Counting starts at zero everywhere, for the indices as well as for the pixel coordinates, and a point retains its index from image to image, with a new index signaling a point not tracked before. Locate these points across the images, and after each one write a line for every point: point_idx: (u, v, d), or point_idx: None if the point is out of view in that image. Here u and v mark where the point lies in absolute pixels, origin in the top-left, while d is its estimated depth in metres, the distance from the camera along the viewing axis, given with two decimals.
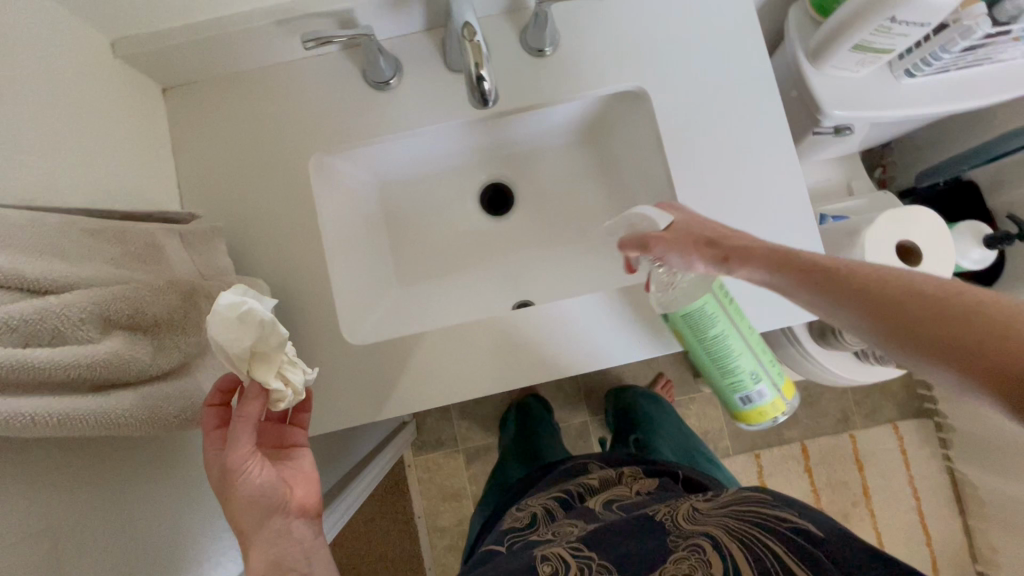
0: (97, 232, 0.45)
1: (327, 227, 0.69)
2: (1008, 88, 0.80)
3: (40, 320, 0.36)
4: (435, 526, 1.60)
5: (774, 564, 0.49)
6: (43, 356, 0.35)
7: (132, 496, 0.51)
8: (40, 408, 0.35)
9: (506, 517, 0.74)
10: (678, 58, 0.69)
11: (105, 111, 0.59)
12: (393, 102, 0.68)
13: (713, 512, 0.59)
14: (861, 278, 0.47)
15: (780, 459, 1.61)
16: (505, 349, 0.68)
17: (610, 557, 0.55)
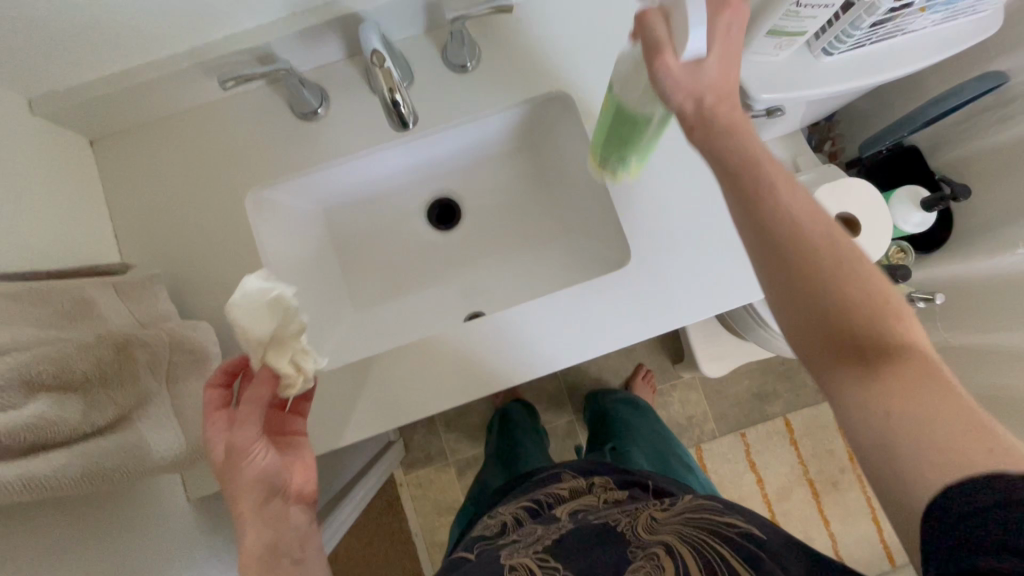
0: (21, 295, 0.45)
1: (269, 263, 0.69)
2: (921, 56, 0.84)
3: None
4: (433, 542, 1.59)
5: (721, 566, 0.50)
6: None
7: (81, 554, 0.50)
8: None
9: (478, 526, 0.75)
10: (597, 62, 0.70)
11: (29, 171, 0.59)
12: (323, 131, 0.69)
13: (672, 520, 0.60)
14: (771, 194, 0.47)
15: (765, 435, 1.64)
16: (457, 366, 0.69)
17: (574, 568, 0.56)
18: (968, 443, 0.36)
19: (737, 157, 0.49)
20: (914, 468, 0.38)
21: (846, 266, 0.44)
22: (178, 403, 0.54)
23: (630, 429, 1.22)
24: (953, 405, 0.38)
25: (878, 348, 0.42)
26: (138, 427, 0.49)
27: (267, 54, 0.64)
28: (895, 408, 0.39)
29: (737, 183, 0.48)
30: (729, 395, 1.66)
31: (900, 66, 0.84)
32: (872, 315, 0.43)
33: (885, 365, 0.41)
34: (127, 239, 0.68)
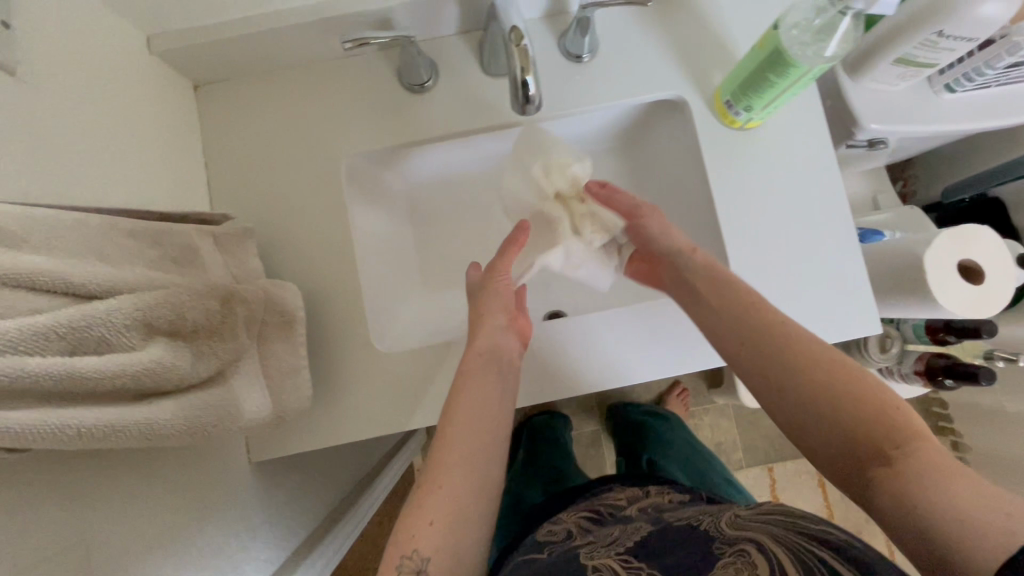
0: (139, 233, 0.43)
1: (358, 234, 0.67)
2: (819, 137, 0.67)
3: (33, 274, 0.31)
4: None
5: (814, 567, 0.43)
6: (43, 321, 0.30)
7: (191, 487, 0.49)
8: (118, 419, 0.34)
9: (540, 530, 0.72)
10: (722, 63, 0.67)
11: (154, 116, 0.59)
12: (429, 105, 0.67)
13: (760, 520, 0.54)
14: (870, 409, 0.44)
15: (794, 472, 1.59)
16: (663, 345, 0.66)
17: (657, 566, 0.51)
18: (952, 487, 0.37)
19: (874, 410, 0.44)
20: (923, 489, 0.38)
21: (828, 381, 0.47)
22: (267, 364, 0.53)
23: (657, 442, 0.95)
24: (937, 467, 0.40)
25: (899, 442, 0.42)
26: (232, 386, 0.47)
27: (387, 19, 0.61)
28: (936, 489, 0.38)
29: (804, 376, 0.47)
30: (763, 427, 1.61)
31: (838, 247, 0.66)
32: (879, 431, 0.43)
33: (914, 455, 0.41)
34: (219, 183, 0.66)
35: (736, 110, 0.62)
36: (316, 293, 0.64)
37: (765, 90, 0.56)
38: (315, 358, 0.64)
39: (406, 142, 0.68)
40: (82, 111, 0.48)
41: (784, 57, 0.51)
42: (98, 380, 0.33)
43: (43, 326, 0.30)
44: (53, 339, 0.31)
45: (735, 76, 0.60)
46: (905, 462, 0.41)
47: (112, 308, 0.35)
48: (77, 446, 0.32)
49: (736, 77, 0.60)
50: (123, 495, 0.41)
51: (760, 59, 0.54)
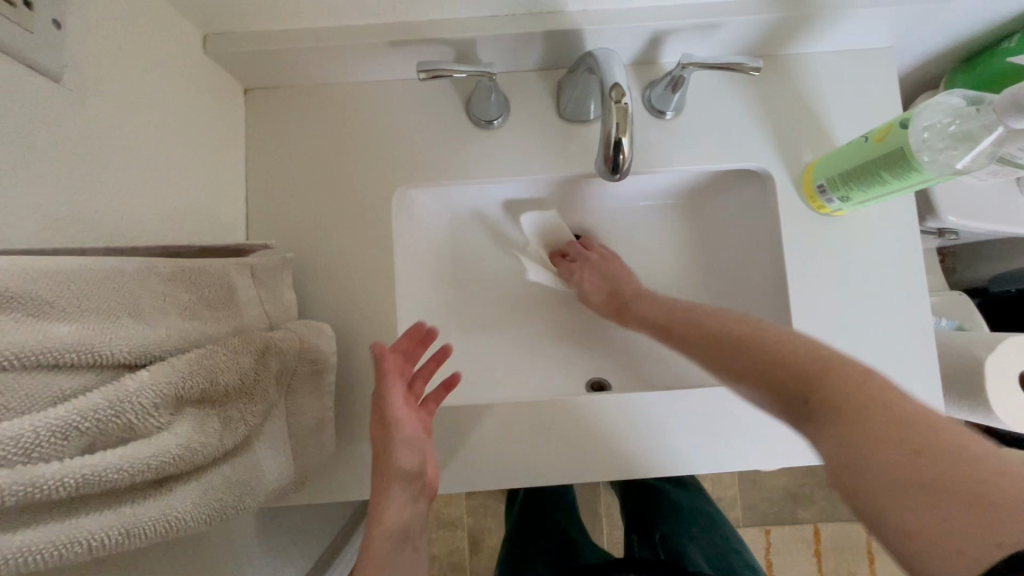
0: (177, 275, 0.38)
1: (401, 270, 0.62)
2: (913, 256, 0.61)
3: (57, 352, 0.26)
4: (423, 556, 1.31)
5: None
6: (64, 416, 0.25)
7: (199, 555, 0.44)
8: (137, 521, 0.29)
9: None
10: (813, 141, 0.62)
11: (203, 122, 0.53)
12: (494, 142, 0.62)
13: None
14: (811, 375, 0.39)
15: (791, 539, 1.40)
16: (713, 437, 0.60)
17: None
18: (882, 447, 0.32)
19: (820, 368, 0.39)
20: (860, 449, 0.32)
21: (774, 352, 0.42)
22: (291, 420, 0.48)
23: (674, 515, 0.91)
24: (884, 408, 0.34)
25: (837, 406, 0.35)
26: (255, 452, 0.42)
27: (467, 49, 0.56)
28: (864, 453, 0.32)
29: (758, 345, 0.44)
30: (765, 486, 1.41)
31: (915, 377, 0.60)
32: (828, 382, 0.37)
33: (866, 405, 0.34)
34: (259, 200, 0.61)
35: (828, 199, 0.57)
36: (349, 333, 0.59)
37: (871, 187, 0.52)
38: (339, 404, 0.59)
39: (465, 179, 0.62)
40: (134, 123, 0.43)
41: (911, 162, 0.46)
42: (123, 477, 0.28)
43: (63, 421, 0.25)
44: (73, 435, 0.25)
45: (835, 166, 0.55)
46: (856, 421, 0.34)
47: (144, 386, 0.29)
48: (88, 558, 0.27)
49: (836, 165, 0.55)
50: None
51: (875, 156, 0.49)
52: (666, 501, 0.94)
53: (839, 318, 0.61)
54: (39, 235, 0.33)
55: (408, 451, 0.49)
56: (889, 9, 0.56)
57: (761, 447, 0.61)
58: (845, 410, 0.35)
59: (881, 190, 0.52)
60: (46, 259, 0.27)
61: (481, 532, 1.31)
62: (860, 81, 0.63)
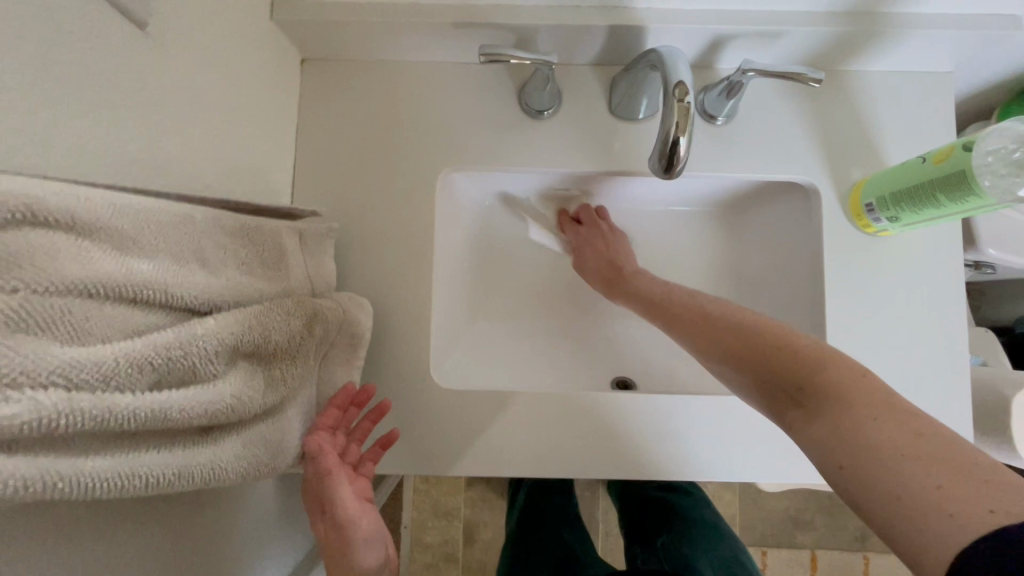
0: (237, 230, 0.38)
1: (439, 251, 0.62)
2: (953, 279, 0.60)
3: (138, 287, 0.26)
4: (418, 542, 1.31)
5: None
6: (141, 349, 0.25)
7: (223, 512, 0.44)
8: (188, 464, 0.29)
9: None
10: (863, 159, 0.62)
11: (262, 85, 0.53)
12: (543, 132, 0.62)
13: None
14: (788, 358, 0.38)
15: (786, 563, 1.38)
16: (735, 446, 0.60)
17: None
18: (884, 425, 0.32)
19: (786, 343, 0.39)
20: (862, 422, 0.32)
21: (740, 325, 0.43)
22: (323, 387, 0.48)
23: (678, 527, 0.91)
24: (870, 397, 0.34)
25: (825, 387, 0.35)
26: (290, 414, 0.42)
27: (528, 36, 0.56)
28: (873, 420, 0.32)
29: (710, 321, 0.45)
30: (766, 507, 1.40)
31: (946, 400, 0.60)
32: (793, 360, 0.38)
33: (849, 392, 0.34)
34: (306, 170, 0.61)
35: (875, 217, 0.57)
36: (382, 308, 0.59)
37: (924, 210, 0.52)
38: (367, 378, 0.59)
39: (510, 167, 0.63)
40: (203, 79, 0.43)
41: (971, 184, 0.46)
42: (182, 418, 0.28)
43: (140, 353, 0.25)
44: (146, 370, 0.26)
45: (887, 184, 0.55)
46: (847, 404, 0.34)
47: (209, 330, 0.30)
48: (141, 494, 0.27)
49: (888, 184, 0.55)
50: (161, 528, 0.36)
51: (931, 177, 0.49)
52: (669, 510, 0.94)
53: (874, 338, 0.60)
54: (113, 176, 0.34)
55: (370, 550, 0.47)
56: (956, 32, 0.55)
57: (782, 460, 0.60)
58: (825, 391, 0.35)
59: (934, 214, 0.51)
60: (132, 197, 0.28)
61: (478, 524, 1.31)
62: (917, 105, 0.63)
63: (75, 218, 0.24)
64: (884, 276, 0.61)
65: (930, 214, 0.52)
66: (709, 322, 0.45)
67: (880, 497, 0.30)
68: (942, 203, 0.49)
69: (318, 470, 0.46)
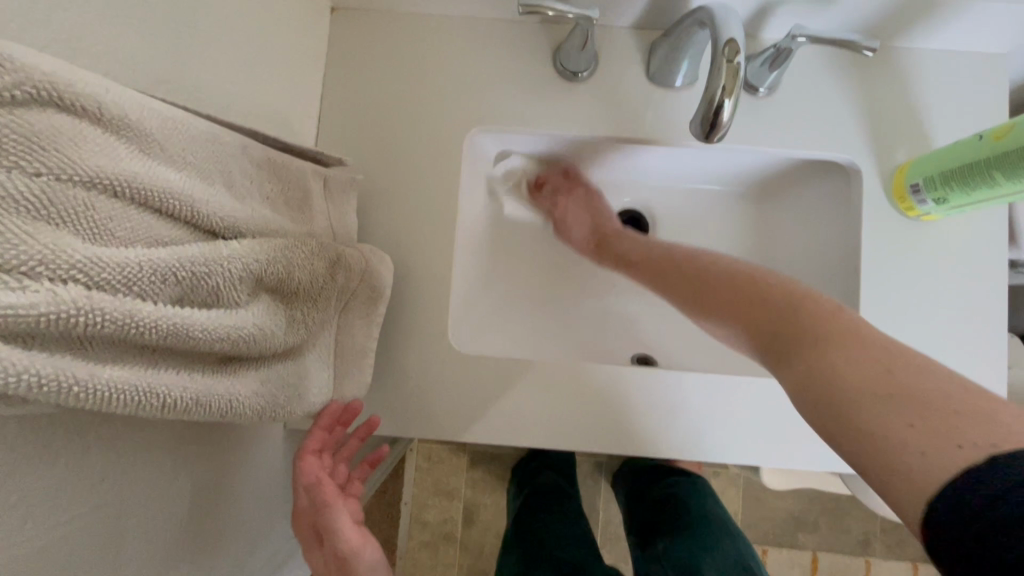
0: (264, 162, 0.36)
1: (461, 214, 0.60)
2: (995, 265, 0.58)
3: (165, 196, 0.24)
4: (417, 519, 1.31)
5: None
6: (165, 258, 0.24)
7: (232, 459, 0.43)
8: (206, 390, 0.28)
9: None
10: (910, 141, 0.59)
11: (291, 28, 0.52)
12: (576, 96, 0.60)
13: None
14: (769, 304, 0.41)
15: (787, 563, 1.36)
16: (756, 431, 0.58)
17: None
18: (848, 363, 0.33)
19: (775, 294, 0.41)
20: (828, 360, 0.34)
21: (759, 290, 0.43)
22: (340, 340, 0.47)
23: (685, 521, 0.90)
24: (834, 331, 0.36)
25: (803, 329, 0.37)
26: (307, 361, 0.41)
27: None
28: (845, 359, 0.33)
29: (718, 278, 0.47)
30: (770, 506, 1.38)
31: None
32: (780, 303, 0.40)
33: (818, 331, 0.36)
34: (331, 121, 0.59)
35: (920, 198, 0.55)
36: (402, 268, 0.58)
37: (977, 189, 0.49)
38: (381, 337, 0.57)
39: (540, 130, 0.60)
40: (237, 8, 0.42)
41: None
42: (203, 341, 0.26)
43: (165, 263, 0.24)
44: (169, 282, 0.24)
45: (937, 162, 0.52)
46: (811, 343, 0.36)
47: (235, 253, 0.28)
48: (157, 416, 0.26)
49: (938, 162, 0.52)
50: (170, 465, 0.35)
51: (988, 155, 0.47)
52: (678, 504, 0.93)
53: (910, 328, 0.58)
54: (141, 90, 0.32)
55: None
56: (1020, 7, 0.52)
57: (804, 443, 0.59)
58: (802, 334, 0.37)
59: (986, 193, 0.49)
60: (163, 104, 0.26)
61: (479, 505, 1.30)
62: (971, 87, 0.59)
63: (103, 110, 0.22)
64: (923, 264, 0.58)
65: (983, 193, 0.49)
66: (716, 277, 0.47)
67: (848, 432, 0.31)
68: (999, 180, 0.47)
69: (315, 500, 0.46)
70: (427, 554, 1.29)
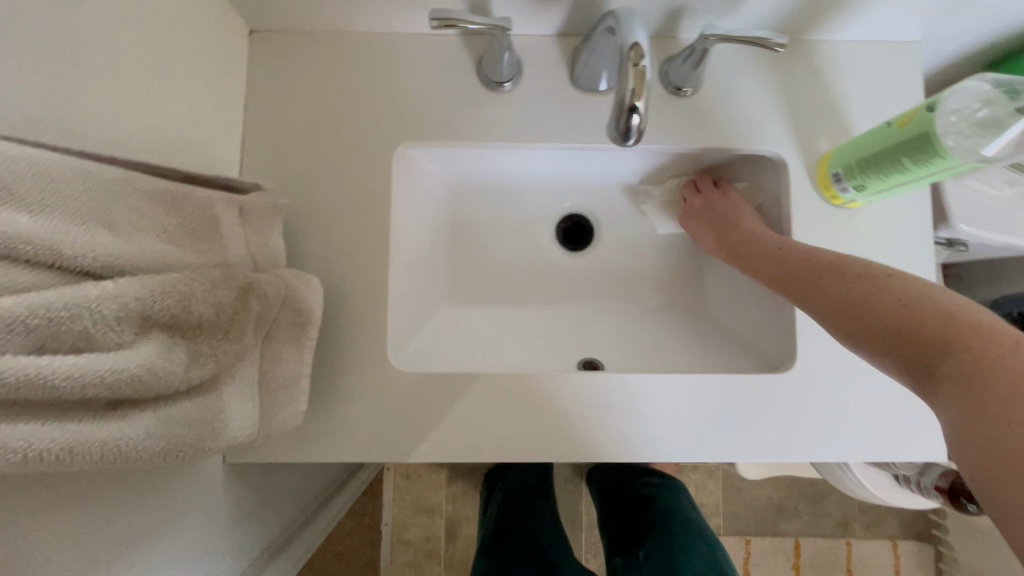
0: (158, 194, 0.35)
1: (397, 230, 0.60)
2: (920, 260, 0.59)
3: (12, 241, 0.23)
4: (398, 539, 1.28)
5: None
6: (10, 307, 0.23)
7: (152, 501, 0.41)
8: (80, 438, 0.26)
9: None
10: (831, 131, 0.60)
11: (202, 53, 0.51)
12: (503, 105, 0.60)
13: None
14: (950, 331, 0.34)
15: (771, 550, 1.37)
16: (704, 427, 0.58)
17: None
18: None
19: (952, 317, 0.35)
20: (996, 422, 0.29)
21: (857, 301, 0.41)
22: (266, 369, 0.46)
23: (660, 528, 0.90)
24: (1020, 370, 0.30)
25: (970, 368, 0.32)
26: (225, 395, 0.40)
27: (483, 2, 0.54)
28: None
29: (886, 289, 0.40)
30: (749, 496, 1.38)
31: None
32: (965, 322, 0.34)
33: (992, 368, 0.31)
34: (258, 145, 0.58)
35: (843, 186, 0.55)
36: (339, 289, 0.57)
37: (893, 176, 0.50)
38: (321, 361, 0.56)
39: (470, 141, 0.60)
40: (131, 37, 0.41)
41: (935, 145, 0.45)
42: (69, 388, 0.25)
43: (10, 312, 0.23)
44: (16, 330, 0.23)
45: (855, 152, 0.53)
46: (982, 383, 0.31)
47: (107, 293, 0.27)
48: (20, 471, 0.24)
49: (853, 152, 0.53)
50: (68, 517, 0.33)
51: (896, 141, 0.48)
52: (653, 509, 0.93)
53: None
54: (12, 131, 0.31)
55: None
56: None
57: (757, 442, 0.59)
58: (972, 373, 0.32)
59: (902, 180, 0.50)
60: (14, 144, 0.25)
61: (459, 520, 1.29)
62: (887, 74, 0.61)
63: None
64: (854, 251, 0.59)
65: (898, 180, 0.50)
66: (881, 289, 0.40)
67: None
68: (910, 166, 0.48)
69: None
70: (411, 574, 1.26)
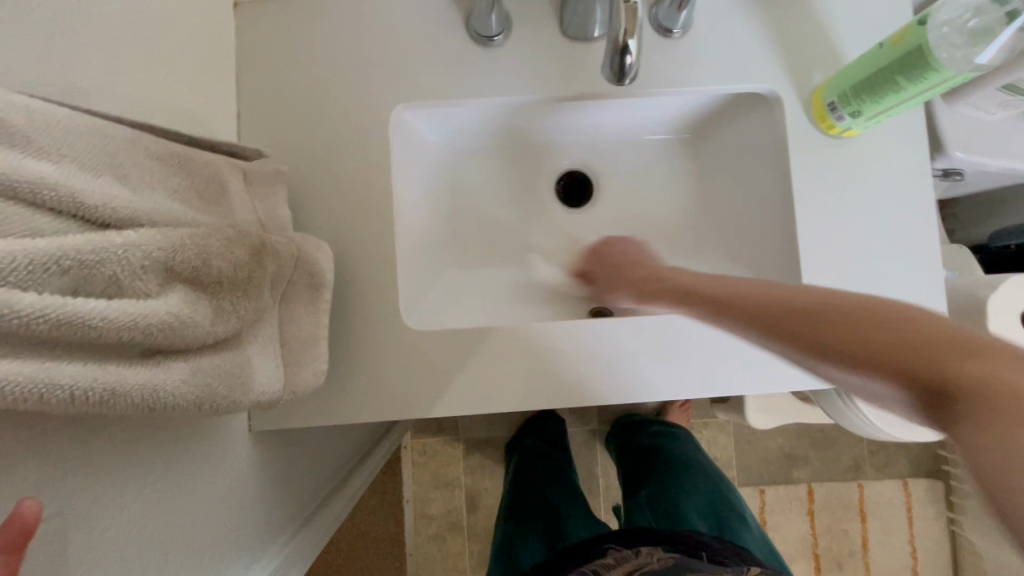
0: (165, 155, 0.36)
1: (399, 193, 0.60)
2: (921, 188, 0.60)
3: (37, 187, 0.24)
4: (421, 514, 1.31)
5: None
6: (44, 248, 0.23)
7: (184, 462, 0.42)
8: (120, 381, 0.27)
9: None
10: (823, 62, 0.60)
11: (191, 25, 0.50)
12: (494, 60, 0.60)
13: None
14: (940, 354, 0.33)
15: (785, 498, 1.40)
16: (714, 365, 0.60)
17: None
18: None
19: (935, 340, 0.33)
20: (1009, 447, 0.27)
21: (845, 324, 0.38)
22: (284, 330, 0.47)
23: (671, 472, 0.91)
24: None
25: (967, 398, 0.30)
26: (248, 352, 0.41)
27: None
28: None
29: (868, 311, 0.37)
30: (760, 447, 1.41)
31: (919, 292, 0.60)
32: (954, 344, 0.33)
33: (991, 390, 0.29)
34: (255, 118, 0.58)
35: (838, 116, 0.56)
36: (346, 255, 0.58)
37: (887, 96, 0.50)
38: (335, 327, 0.57)
39: (464, 98, 0.60)
40: (120, 4, 0.40)
41: (929, 59, 0.45)
42: (106, 330, 0.26)
43: (44, 253, 0.23)
44: (54, 271, 0.24)
45: (848, 78, 0.53)
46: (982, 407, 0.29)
47: (131, 241, 0.28)
48: (67, 409, 0.26)
49: (846, 79, 0.53)
50: (107, 470, 0.35)
51: (890, 60, 0.48)
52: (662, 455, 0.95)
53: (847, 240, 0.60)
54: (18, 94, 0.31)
55: None
56: None
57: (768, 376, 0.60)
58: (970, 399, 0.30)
59: (895, 101, 0.50)
60: (28, 97, 0.26)
61: (479, 490, 1.31)
62: (876, 0, 0.61)
63: None
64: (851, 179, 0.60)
65: (891, 101, 0.50)
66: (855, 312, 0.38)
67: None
68: (905, 84, 0.48)
69: None
70: (436, 546, 1.29)
